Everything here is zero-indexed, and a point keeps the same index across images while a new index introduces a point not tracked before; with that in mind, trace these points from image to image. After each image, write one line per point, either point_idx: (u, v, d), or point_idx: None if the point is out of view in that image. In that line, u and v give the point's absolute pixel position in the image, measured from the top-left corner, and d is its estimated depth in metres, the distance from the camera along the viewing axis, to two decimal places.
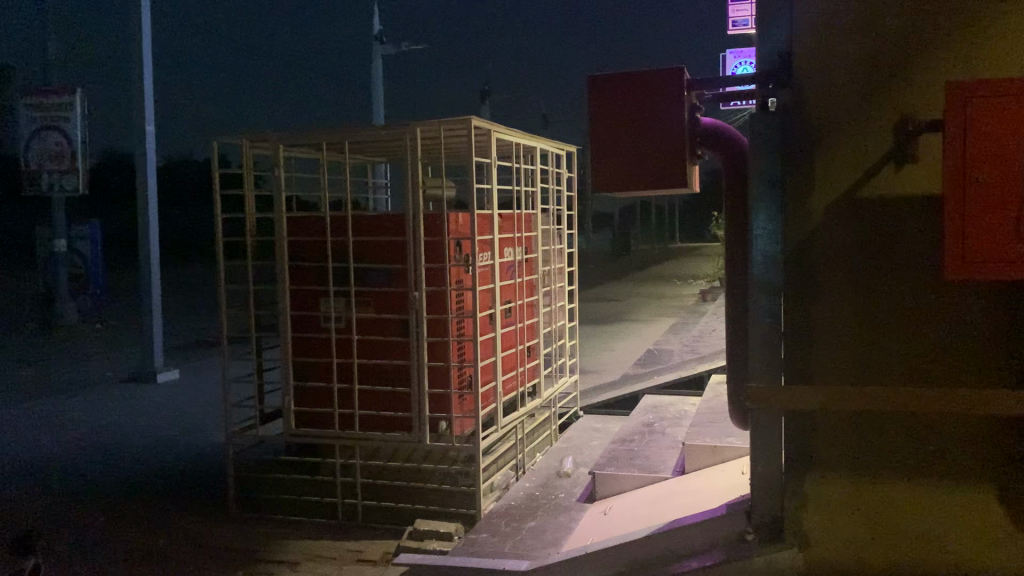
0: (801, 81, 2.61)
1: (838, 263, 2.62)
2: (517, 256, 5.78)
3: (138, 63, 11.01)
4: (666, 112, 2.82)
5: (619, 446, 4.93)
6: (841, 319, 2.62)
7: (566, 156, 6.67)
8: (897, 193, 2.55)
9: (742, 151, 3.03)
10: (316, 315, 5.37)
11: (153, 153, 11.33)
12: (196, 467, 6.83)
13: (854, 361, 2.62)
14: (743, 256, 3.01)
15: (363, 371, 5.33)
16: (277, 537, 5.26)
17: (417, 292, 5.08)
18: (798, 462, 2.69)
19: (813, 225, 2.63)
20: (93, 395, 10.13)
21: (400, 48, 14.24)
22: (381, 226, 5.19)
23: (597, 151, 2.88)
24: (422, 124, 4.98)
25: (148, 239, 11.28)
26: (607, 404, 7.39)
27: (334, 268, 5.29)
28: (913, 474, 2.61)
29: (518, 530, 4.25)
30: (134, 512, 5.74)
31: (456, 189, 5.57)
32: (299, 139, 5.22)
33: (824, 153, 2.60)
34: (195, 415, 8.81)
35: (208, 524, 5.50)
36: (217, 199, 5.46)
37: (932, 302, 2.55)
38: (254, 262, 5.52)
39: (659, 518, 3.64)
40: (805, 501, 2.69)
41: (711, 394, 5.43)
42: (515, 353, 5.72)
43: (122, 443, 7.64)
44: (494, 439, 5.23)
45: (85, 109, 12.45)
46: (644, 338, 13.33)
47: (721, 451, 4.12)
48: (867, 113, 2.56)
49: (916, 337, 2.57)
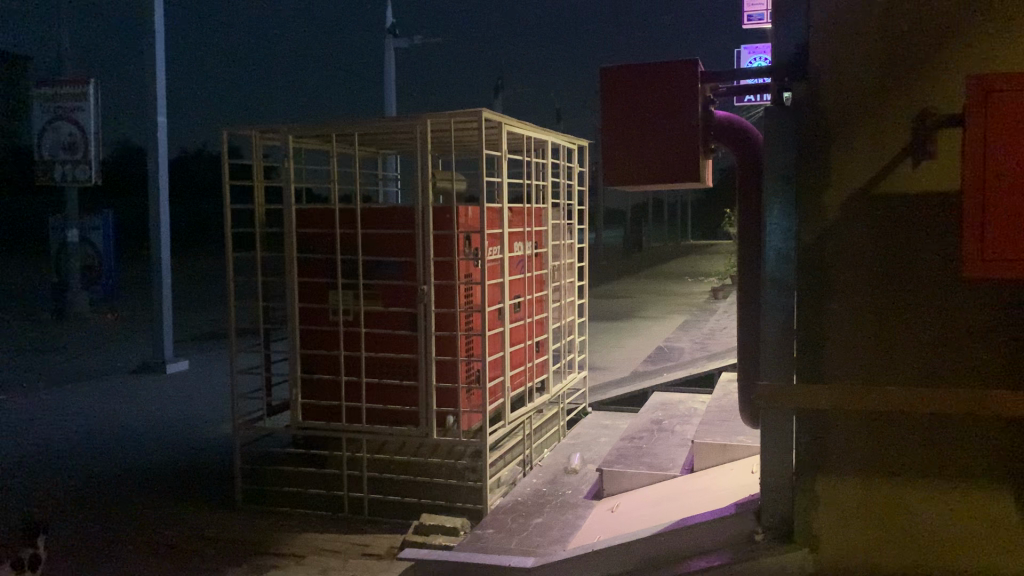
0: (816, 74, 2.57)
1: (853, 259, 2.57)
2: (527, 251, 5.72)
3: (150, 54, 11.01)
4: (681, 107, 2.78)
5: (627, 444, 4.89)
6: (855, 316, 2.58)
7: (577, 150, 6.62)
8: (914, 189, 2.50)
9: (756, 144, 2.99)
10: (324, 308, 5.34)
11: (165, 143, 11.33)
12: (205, 458, 6.84)
13: (867, 359, 2.57)
14: (755, 252, 2.97)
15: (371, 364, 5.30)
16: (283, 529, 5.24)
17: (426, 285, 5.05)
18: (808, 462, 2.65)
19: (828, 222, 2.58)
20: (104, 384, 10.17)
21: (414, 40, 14.15)
22: (390, 218, 5.15)
23: (609, 146, 2.85)
24: (433, 116, 4.93)
25: (160, 230, 11.29)
26: (617, 401, 7.35)
27: (342, 260, 5.27)
28: (925, 474, 2.56)
29: (524, 526, 4.22)
30: (141, 501, 5.75)
31: (467, 183, 5.53)
32: (309, 130, 5.19)
33: (839, 148, 2.55)
34: (205, 406, 8.83)
35: (214, 515, 5.50)
36: (227, 190, 5.45)
37: (947, 299, 2.50)
38: (263, 254, 5.50)
39: (667, 516, 3.59)
40: (815, 501, 2.65)
41: (722, 392, 5.37)
42: (523, 349, 5.68)
43: (132, 433, 7.66)
44: (500, 434, 5.18)
45: (99, 100, 12.47)
46: (655, 334, 13.26)
47: (731, 450, 4.08)
48: (884, 107, 2.51)
49: (931, 336, 2.52)
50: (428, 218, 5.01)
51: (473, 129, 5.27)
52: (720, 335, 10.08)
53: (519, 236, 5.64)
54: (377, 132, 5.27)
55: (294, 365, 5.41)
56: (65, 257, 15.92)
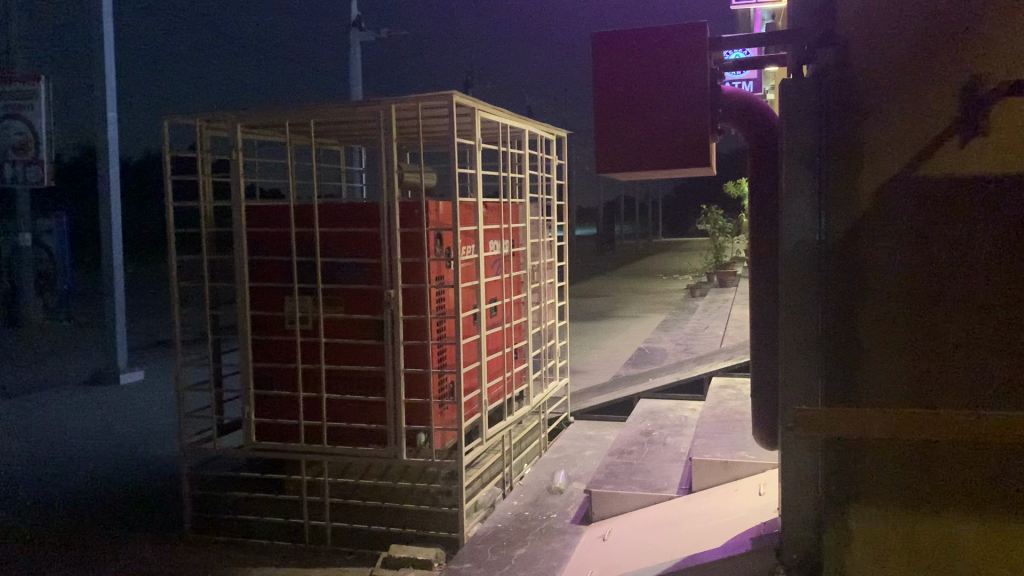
0: (847, 41, 2.19)
1: (888, 253, 2.17)
2: (503, 250, 5.27)
3: (99, 48, 10.40)
4: (687, 78, 2.36)
5: (617, 459, 4.49)
6: (899, 324, 2.17)
7: (555, 141, 6.20)
8: (963, 172, 2.10)
9: (770, 122, 2.58)
10: (280, 316, 4.86)
11: (116, 140, 10.69)
12: (158, 479, 6.37)
13: (906, 372, 2.18)
14: (772, 249, 2.57)
15: (333, 378, 4.83)
16: (238, 563, 4.77)
17: (392, 289, 4.58)
18: (841, 490, 2.26)
19: (860, 209, 2.19)
20: (52, 398, 9.59)
21: (377, 32, 13.52)
22: (352, 216, 4.70)
23: (604, 126, 2.44)
24: (398, 100, 4.44)
25: (113, 234, 10.69)
26: (599, 409, 6.98)
27: (299, 262, 4.80)
28: (982, 504, 2.15)
29: (505, 559, 3.80)
30: (83, 533, 5.25)
31: (438, 177, 5.09)
32: (261, 118, 4.70)
33: (873, 129, 2.17)
34: (160, 420, 8.33)
35: (161, 549, 5.00)
36: (169, 185, 4.94)
37: (1005, 303, 2.09)
38: (211, 257, 4.98)
39: (668, 548, 3.19)
40: (848, 539, 2.26)
41: (715, 400, 5.00)
42: (501, 356, 5.26)
43: (78, 452, 7.15)
44: (477, 453, 4.70)
45: (50, 97, 11.78)
46: (632, 336, 12.88)
47: (734, 468, 3.73)
48: (929, 75, 2.12)
49: (987, 345, 2.12)
50: (394, 215, 4.53)
51: (443, 116, 4.82)
52: (702, 336, 9.74)
53: (495, 235, 5.20)
54: (336, 121, 4.78)
55: (246, 380, 4.92)
56: (17, 262, 15.26)
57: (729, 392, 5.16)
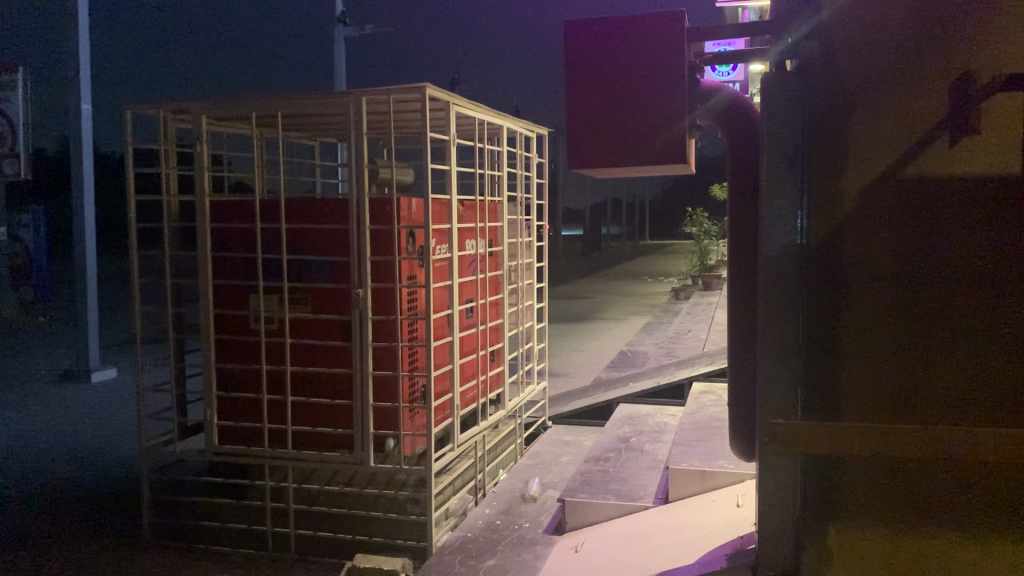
0: (831, 30, 2.06)
1: (872, 258, 2.05)
2: (479, 250, 5.13)
3: (74, 38, 10.18)
4: (665, 78, 2.23)
5: (592, 467, 4.36)
6: (888, 334, 2.05)
7: (535, 139, 6.07)
8: (952, 173, 1.98)
9: (752, 121, 2.44)
10: (245, 315, 4.71)
11: (90, 133, 10.48)
12: (123, 481, 6.20)
13: (888, 384, 2.06)
14: (751, 252, 2.44)
15: (299, 380, 4.68)
16: (199, 570, 4.61)
17: (361, 289, 4.44)
18: (818, 506, 2.14)
19: (844, 211, 2.07)
20: (19, 396, 9.37)
21: (361, 28, 13.31)
22: (320, 212, 4.55)
23: (577, 121, 2.30)
24: (368, 92, 4.30)
25: (86, 229, 10.49)
26: (578, 413, 6.86)
27: (266, 260, 4.65)
28: (966, 525, 2.03)
29: (473, 571, 3.66)
30: (39, 537, 5.08)
31: (413, 174, 4.95)
32: (228, 108, 4.55)
33: (858, 125, 2.05)
34: (130, 420, 8.15)
35: (119, 555, 4.84)
36: (131, 177, 4.77)
37: (994, 318, 1.98)
38: (174, 253, 4.82)
39: (639, 561, 3.06)
40: (827, 559, 2.14)
41: (695, 406, 4.88)
42: (475, 359, 5.13)
43: (42, 452, 6.96)
44: (448, 458, 4.57)
45: (27, 88, 11.55)
46: (614, 339, 12.78)
47: (711, 478, 3.61)
48: (915, 71, 2.00)
49: (976, 360, 2.00)
50: (364, 211, 4.41)
51: (416, 110, 4.69)
52: (685, 339, 9.65)
53: (471, 233, 5.06)
54: (305, 112, 4.64)
55: (209, 383, 4.77)
56: None
57: (709, 398, 5.04)
